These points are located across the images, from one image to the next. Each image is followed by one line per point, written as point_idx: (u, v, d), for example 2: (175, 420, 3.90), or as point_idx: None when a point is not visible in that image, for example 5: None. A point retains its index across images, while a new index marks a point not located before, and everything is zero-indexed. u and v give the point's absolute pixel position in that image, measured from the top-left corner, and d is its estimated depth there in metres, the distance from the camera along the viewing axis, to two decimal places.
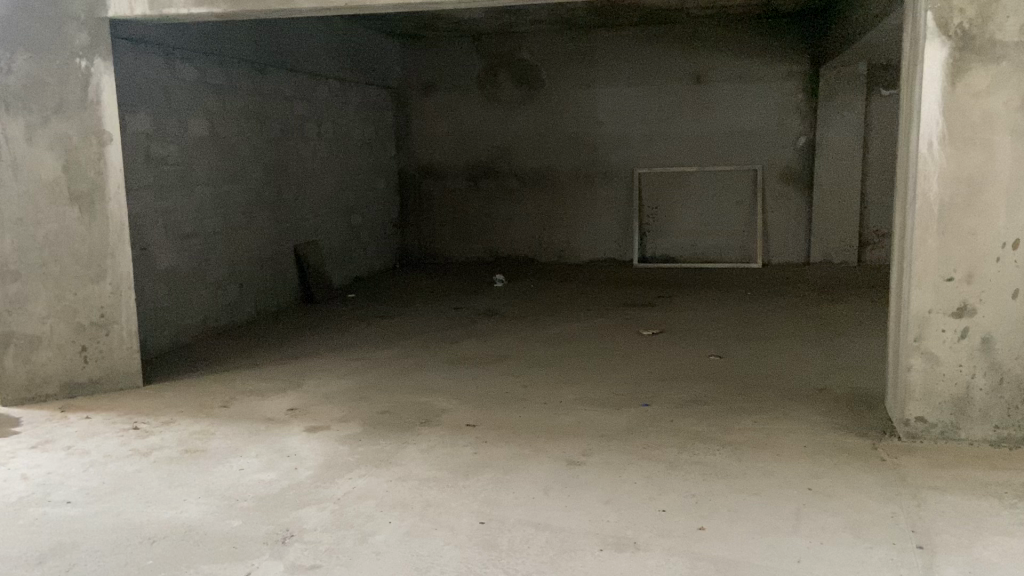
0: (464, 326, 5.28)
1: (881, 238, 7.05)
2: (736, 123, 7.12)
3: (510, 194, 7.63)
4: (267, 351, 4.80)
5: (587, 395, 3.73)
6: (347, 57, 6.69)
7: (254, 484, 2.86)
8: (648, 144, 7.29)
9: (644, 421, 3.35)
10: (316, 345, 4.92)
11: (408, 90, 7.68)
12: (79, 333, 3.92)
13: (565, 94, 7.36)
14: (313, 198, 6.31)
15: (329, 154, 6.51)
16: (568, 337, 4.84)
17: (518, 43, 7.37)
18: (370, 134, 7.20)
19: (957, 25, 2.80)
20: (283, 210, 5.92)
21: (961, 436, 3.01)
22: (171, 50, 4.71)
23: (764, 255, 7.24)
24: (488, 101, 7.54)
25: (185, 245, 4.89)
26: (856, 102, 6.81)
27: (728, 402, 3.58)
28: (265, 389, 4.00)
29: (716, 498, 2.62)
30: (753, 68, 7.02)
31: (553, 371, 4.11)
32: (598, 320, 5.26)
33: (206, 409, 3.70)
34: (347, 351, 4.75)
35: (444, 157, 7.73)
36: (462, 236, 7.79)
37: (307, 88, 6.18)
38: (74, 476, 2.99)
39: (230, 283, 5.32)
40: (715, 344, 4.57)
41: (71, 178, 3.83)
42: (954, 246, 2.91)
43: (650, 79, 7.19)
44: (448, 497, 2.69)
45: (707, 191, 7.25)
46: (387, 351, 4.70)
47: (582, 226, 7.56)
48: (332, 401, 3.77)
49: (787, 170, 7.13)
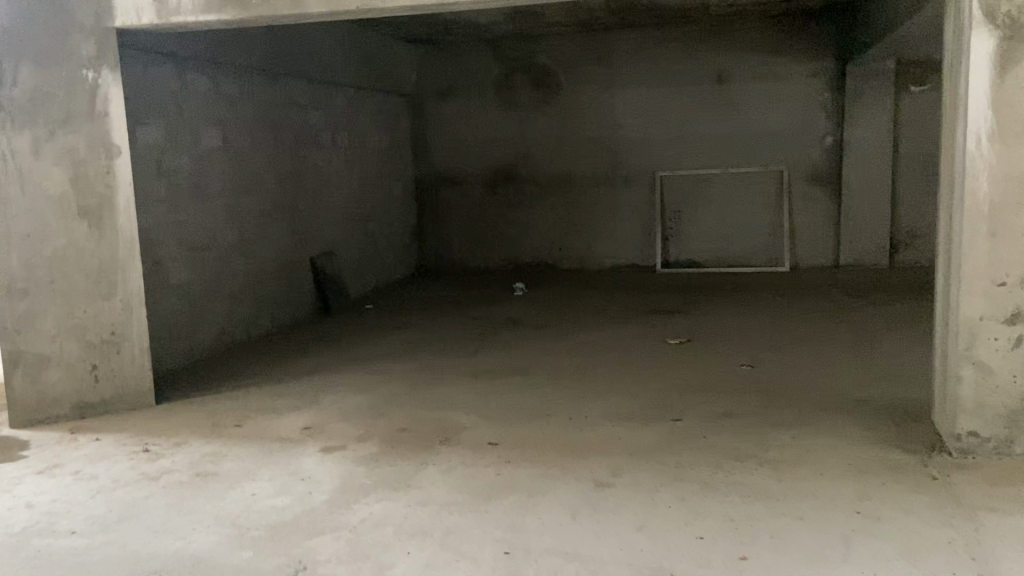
0: (484, 336, 5.14)
1: (914, 239, 6.83)
2: (760, 123, 6.93)
3: (530, 200, 7.48)
4: (283, 366, 4.68)
5: (614, 409, 3.56)
6: (363, 64, 6.59)
7: (267, 510, 2.73)
8: (671, 147, 7.12)
9: (675, 438, 3.19)
10: (333, 360, 4.79)
11: (425, 97, 7.57)
12: (90, 351, 3.82)
13: (584, 97, 7.21)
14: (329, 207, 6.20)
15: (345, 163, 6.41)
16: (593, 346, 4.68)
17: (535, 47, 7.23)
18: (386, 142, 7.09)
19: (1005, 13, 2.61)
20: (299, 221, 5.81)
21: (1017, 451, 2.81)
22: (182, 60, 4.62)
23: (792, 258, 7.04)
24: (506, 106, 7.40)
25: (199, 259, 4.79)
26: (885, 99, 6.62)
27: (763, 415, 3.40)
28: (280, 406, 3.88)
29: (757, 523, 2.45)
30: (777, 66, 6.83)
31: (578, 384, 3.96)
32: (622, 329, 5.10)
33: (219, 429, 3.58)
34: (365, 365, 4.61)
35: (462, 164, 7.60)
36: (481, 244, 7.65)
37: (321, 97, 6.07)
38: (80, 504, 2.87)
39: (245, 297, 5.22)
40: (747, 354, 4.38)
41: (79, 192, 3.73)
42: (1007, 248, 2.72)
43: (671, 81, 7.03)
44: (471, 523, 2.55)
45: (731, 193, 7.06)
46: (406, 364, 4.56)
47: (603, 231, 7.39)
48: (349, 419, 3.63)
49: (814, 170, 6.93)
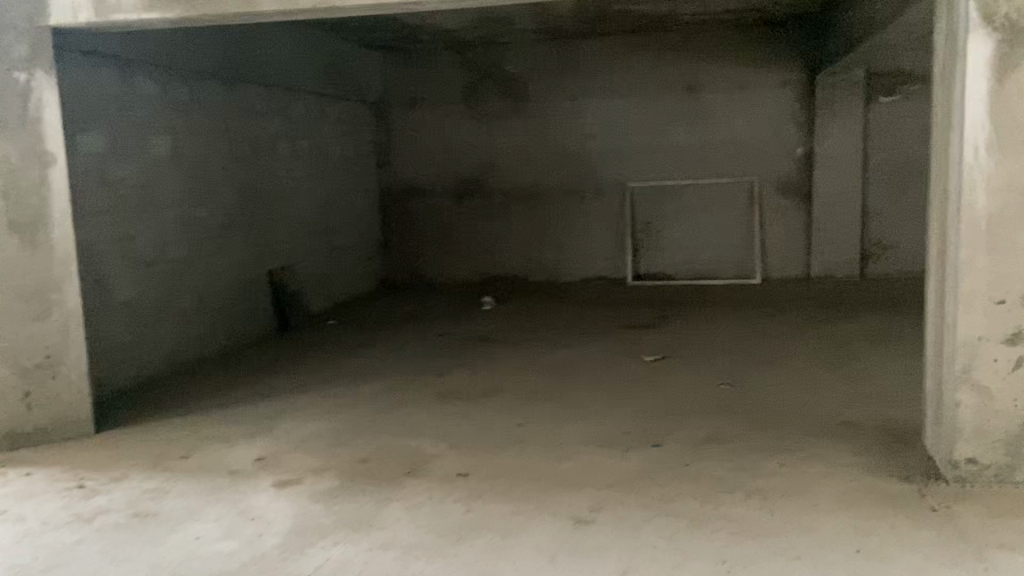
0: (451, 355, 4.90)
1: (885, 251, 6.74)
2: (731, 133, 6.82)
3: (498, 212, 7.28)
4: (236, 389, 4.40)
5: (591, 435, 3.36)
6: (325, 70, 6.33)
7: (212, 557, 2.47)
8: (641, 157, 6.98)
9: (657, 466, 2.99)
10: (291, 381, 4.51)
11: (389, 104, 7.33)
12: (22, 377, 3.51)
13: (553, 106, 7.03)
14: (289, 220, 5.93)
15: (305, 172, 6.14)
16: (564, 365, 4.47)
17: (503, 54, 7.05)
18: (349, 151, 6.84)
19: (1003, 16, 2.47)
20: (257, 234, 5.53)
21: (1017, 479, 2.68)
22: (128, 63, 4.34)
23: (764, 270, 6.92)
24: (473, 115, 7.19)
25: (147, 275, 4.49)
26: (855, 110, 6.54)
27: (748, 440, 3.22)
28: (232, 435, 3.61)
29: (751, 565, 2.25)
30: (748, 76, 6.73)
31: (552, 407, 3.74)
32: (595, 346, 4.90)
33: (164, 462, 3.30)
34: (325, 387, 4.35)
35: (427, 174, 7.37)
36: (448, 257, 7.42)
37: (280, 103, 5.81)
38: (2, 552, 2.58)
39: (198, 314, 4.92)
40: (725, 372, 4.21)
41: (11, 205, 3.43)
42: (1007, 264, 2.58)
43: (641, 90, 6.88)
44: (439, 569, 2.32)
45: (702, 204, 6.94)
46: (368, 386, 4.30)
47: (573, 243, 7.21)
48: (307, 448, 3.38)
49: (785, 181, 6.83)
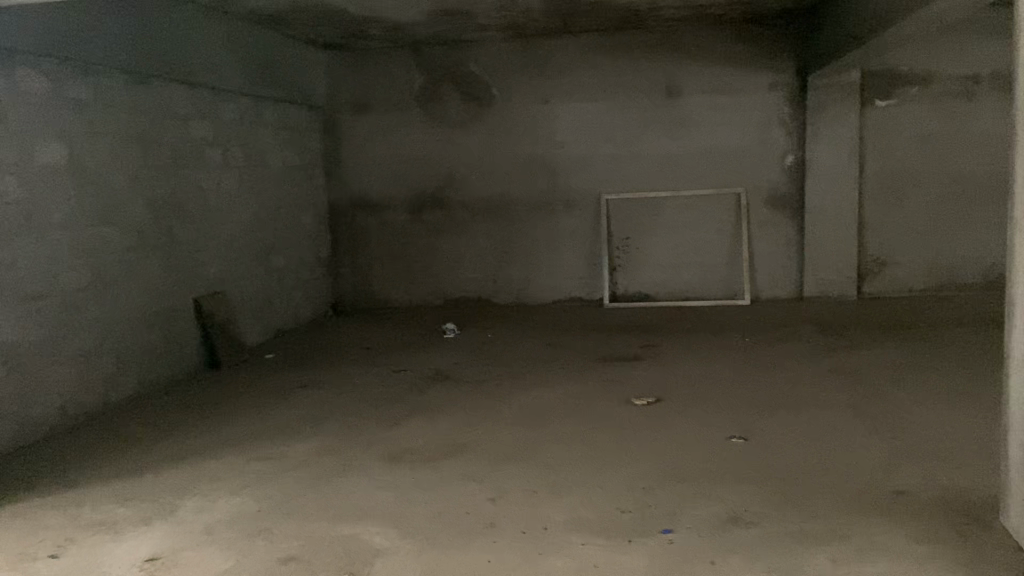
0: (404, 399, 4.16)
1: (882, 269, 6.18)
2: (715, 140, 6.20)
3: (459, 228, 6.56)
4: (141, 447, 3.62)
5: (580, 514, 2.67)
6: (262, 69, 5.58)
7: None
8: (618, 167, 6.32)
9: (671, 567, 2.30)
10: (211, 435, 3.75)
11: (337, 110, 6.58)
12: None
13: (519, 111, 6.35)
14: (218, 240, 5.14)
15: (238, 186, 5.37)
16: (538, 413, 3.76)
17: (463, 54, 6.35)
18: (291, 161, 6.08)
19: None
20: (177, 256, 4.74)
21: None
22: (8, 51, 3.55)
23: (752, 290, 6.32)
24: (430, 120, 6.47)
25: (32, 310, 3.68)
26: (849, 115, 5.97)
27: (781, 521, 2.55)
28: (124, 519, 2.85)
29: None
30: (732, 79, 6.12)
31: (528, 472, 3.03)
32: (575, 385, 4.21)
33: (25, 565, 2.53)
34: (251, 444, 3.59)
35: (380, 186, 6.62)
36: (404, 278, 6.69)
37: (206, 106, 5.04)
38: None
39: (103, 354, 4.12)
40: (732, 420, 3.54)
41: None
42: None
43: (616, 93, 6.23)
44: None
45: (684, 219, 6.32)
46: (302, 443, 3.55)
47: (542, 262, 6.52)
48: (217, 540, 2.64)
49: (774, 193, 6.22)
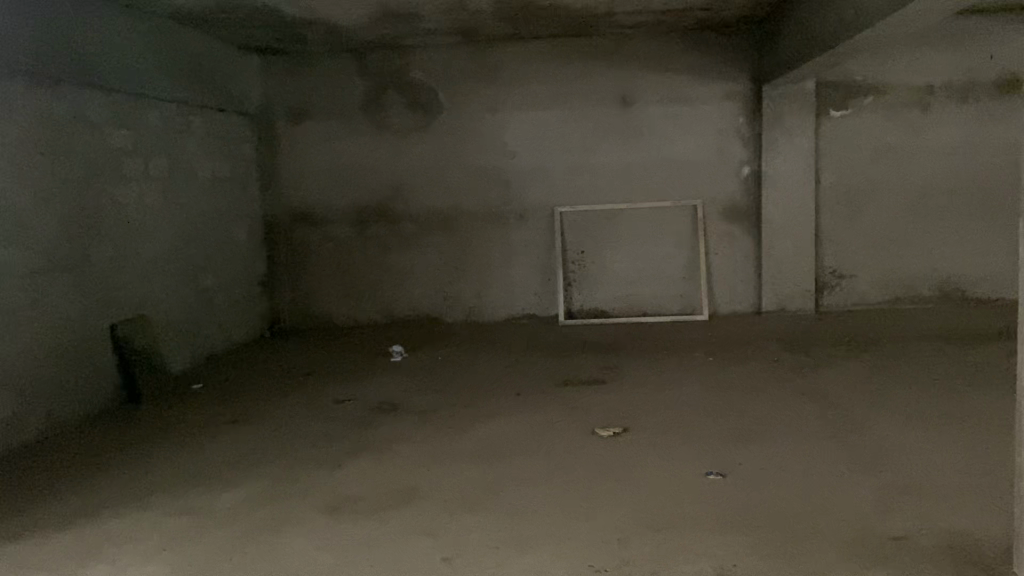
0: (346, 433, 3.78)
1: (840, 281, 6.03)
2: (671, 151, 5.98)
3: (405, 243, 6.20)
4: (44, 499, 3.17)
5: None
6: (189, 73, 5.14)
7: None
8: (571, 179, 6.06)
9: None
10: (127, 481, 3.32)
11: (273, 118, 6.17)
12: None
13: (467, 120, 6.03)
14: (140, 259, 4.68)
15: (162, 200, 4.91)
16: (494, 449, 3.43)
17: (407, 60, 6.01)
18: (222, 173, 5.64)
19: None
20: (92, 278, 4.27)
21: None
22: None
23: (710, 305, 6.11)
24: (373, 129, 6.11)
25: None
26: (807, 126, 5.82)
27: None
28: None
29: None
30: (688, 88, 5.91)
31: (487, 523, 2.70)
32: (532, 415, 3.89)
33: None
34: (172, 492, 3.17)
35: (320, 199, 6.22)
36: (346, 296, 6.29)
37: (127, 113, 4.59)
38: None
39: (2, 391, 3.64)
40: (705, 453, 3.27)
41: None
42: None
43: (569, 102, 5.97)
44: None
45: (640, 232, 6.08)
46: (231, 490, 3.15)
47: (492, 278, 6.20)
48: None
49: (731, 206, 6.03)
